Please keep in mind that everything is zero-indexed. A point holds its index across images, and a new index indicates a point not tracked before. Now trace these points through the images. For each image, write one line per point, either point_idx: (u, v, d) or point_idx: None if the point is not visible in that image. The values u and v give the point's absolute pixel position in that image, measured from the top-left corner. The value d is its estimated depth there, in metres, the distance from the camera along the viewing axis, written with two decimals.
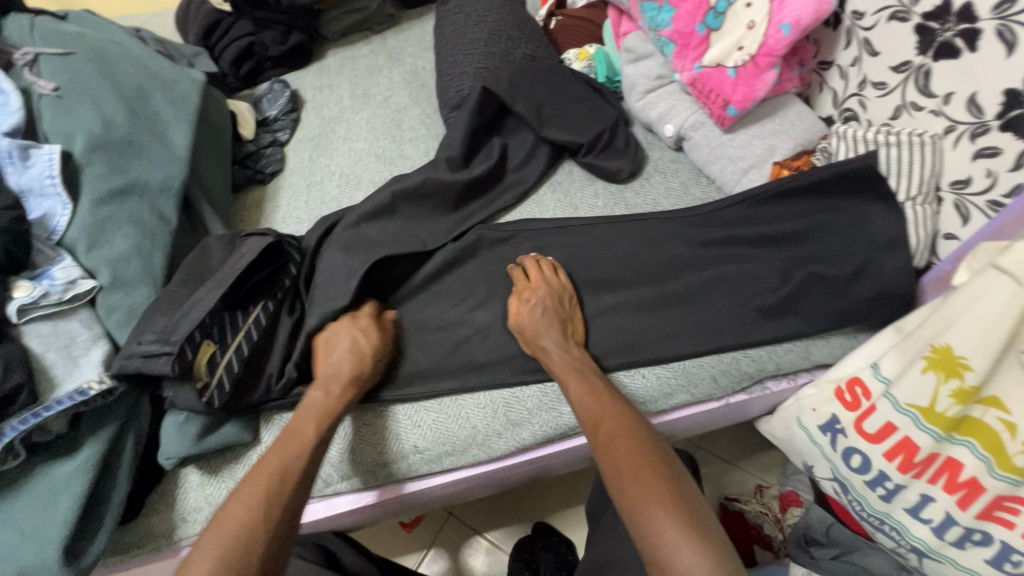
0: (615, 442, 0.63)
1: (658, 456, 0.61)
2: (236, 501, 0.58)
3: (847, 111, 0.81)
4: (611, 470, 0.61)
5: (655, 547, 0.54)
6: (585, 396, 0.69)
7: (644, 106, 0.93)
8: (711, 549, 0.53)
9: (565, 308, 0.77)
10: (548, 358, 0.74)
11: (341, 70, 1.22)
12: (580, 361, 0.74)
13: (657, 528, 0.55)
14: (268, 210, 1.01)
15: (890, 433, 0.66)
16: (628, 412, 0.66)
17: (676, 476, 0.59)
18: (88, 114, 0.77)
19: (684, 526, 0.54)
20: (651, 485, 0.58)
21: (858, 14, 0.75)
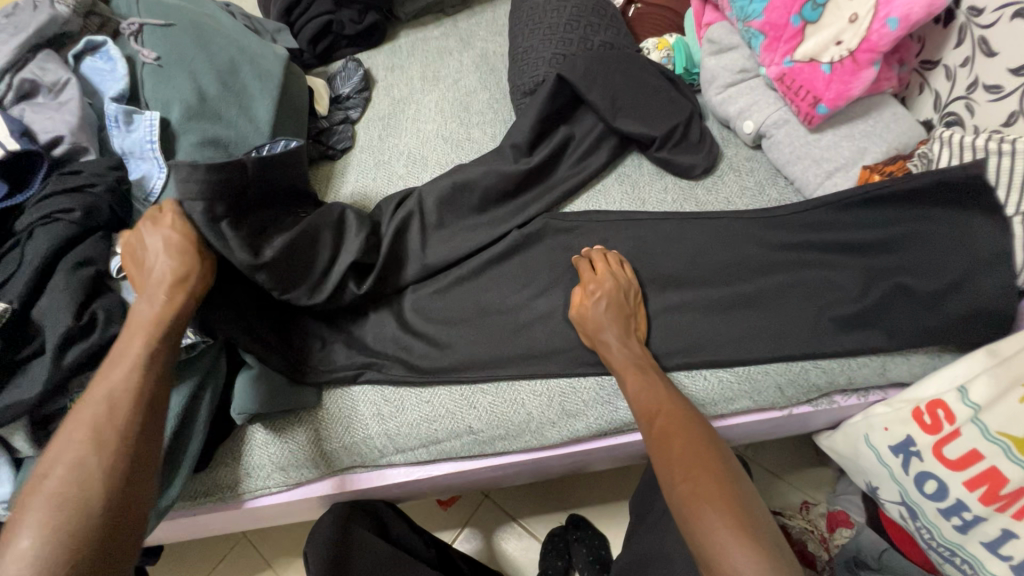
0: (669, 437, 0.62)
1: (714, 456, 0.59)
2: (63, 441, 0.52)
3: (951, 115, 0.76)
4: (663, 468, 0.60)
5: (706, 547, 0.52)
6: (641, 391, 0.68)
7: (724, 101, 0.89)
8: (769, 555, 0.50)
9: (629, 303, 0.76)
10: (607, 350, 0.73)
11: (413, 51, 1.23)
12: (640, 356, 0.73)
13: (709, 528, 0.53)
14: (337, 186, 1.04)
15: (975, 461, 0.62)
16: (689, 411, 0.65)
17: (728, 476, 0.57)
18: (185, 83, 0.81)
19: (737, 528, 0.52)
20: (703, 486, 0.56)
21: (976, 11, 0.69)
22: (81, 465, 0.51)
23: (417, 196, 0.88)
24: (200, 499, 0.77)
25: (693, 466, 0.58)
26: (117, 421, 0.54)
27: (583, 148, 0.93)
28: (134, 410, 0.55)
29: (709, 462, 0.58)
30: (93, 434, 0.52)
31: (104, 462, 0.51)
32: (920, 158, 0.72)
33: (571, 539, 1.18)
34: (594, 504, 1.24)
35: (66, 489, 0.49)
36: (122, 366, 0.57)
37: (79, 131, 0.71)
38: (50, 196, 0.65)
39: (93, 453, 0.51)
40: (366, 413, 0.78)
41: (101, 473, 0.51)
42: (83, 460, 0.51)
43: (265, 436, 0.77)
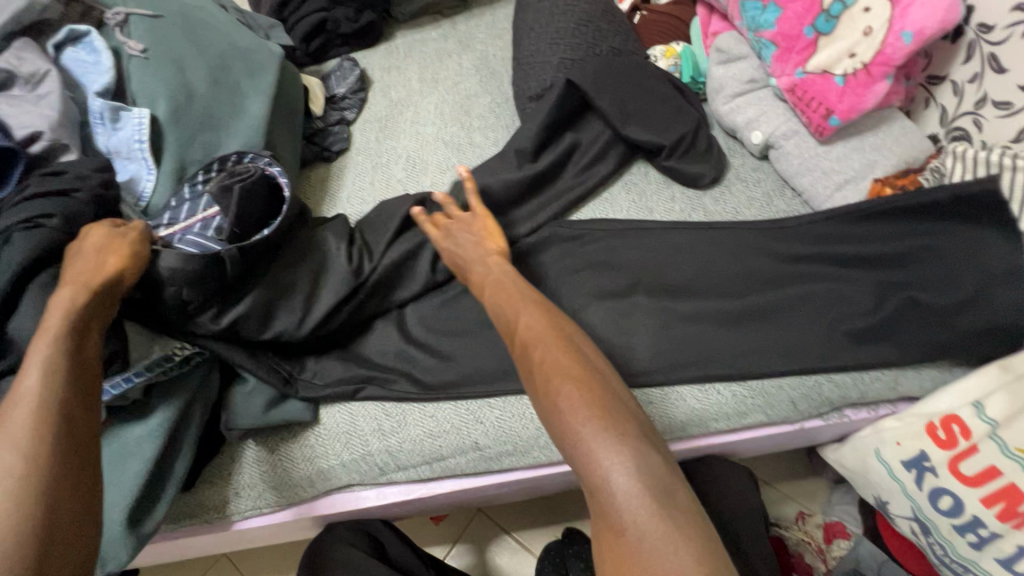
0: (538, 364, 0.52)
1: (605, 392, 0.49)
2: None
3: (958, 131, 0.77)
4: (548, 402, 0.49)
5: (590, 473, 0.45)
6: (523, 314, 0.56)
7: (732, 110, 0.89)
8: (645, 469, 0.44)
9: (478, 229, 0.71)
10: (474, 275, 0.66)
11: (409, 52, 1.20)
12: (480, 266, 0.66)
13: (592, 453, 0.45)
14: (333, 189, 1.00)
15: (993, 477, 0.62)
16: (556, 324, 0.55)
17: (603, 390, 0.49)
18: (175, 79, 0.77)
19: (616, 448, 0.45)
20: (591, 427, 0.46)
21: (986, 27, 0.70)
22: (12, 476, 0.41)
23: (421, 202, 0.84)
24: (185, 521, 0.72)
25: (569, 390, 0.49)
26: (40, 421, 0.44)
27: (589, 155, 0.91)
28: (76, 408, 0.46)
29: (586, 382, 0.49)
30: (28, 440, 0.42)
31: (61, 476, 0.43)
32: (932, 172, 0.73)
33: (568, 554, 1.12)
34: (591, 517, 1.22)
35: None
36: (33, 368, 0.46)
37: (60, 127, 0.66)
38: (32, 199, 0.60)
39: (28, 461, 0.42)
40: (366, 429, 0.74)
41: (30, 488, 0.41)
42: (28, 464, 0.42)
43: (257, 453, 0.73)
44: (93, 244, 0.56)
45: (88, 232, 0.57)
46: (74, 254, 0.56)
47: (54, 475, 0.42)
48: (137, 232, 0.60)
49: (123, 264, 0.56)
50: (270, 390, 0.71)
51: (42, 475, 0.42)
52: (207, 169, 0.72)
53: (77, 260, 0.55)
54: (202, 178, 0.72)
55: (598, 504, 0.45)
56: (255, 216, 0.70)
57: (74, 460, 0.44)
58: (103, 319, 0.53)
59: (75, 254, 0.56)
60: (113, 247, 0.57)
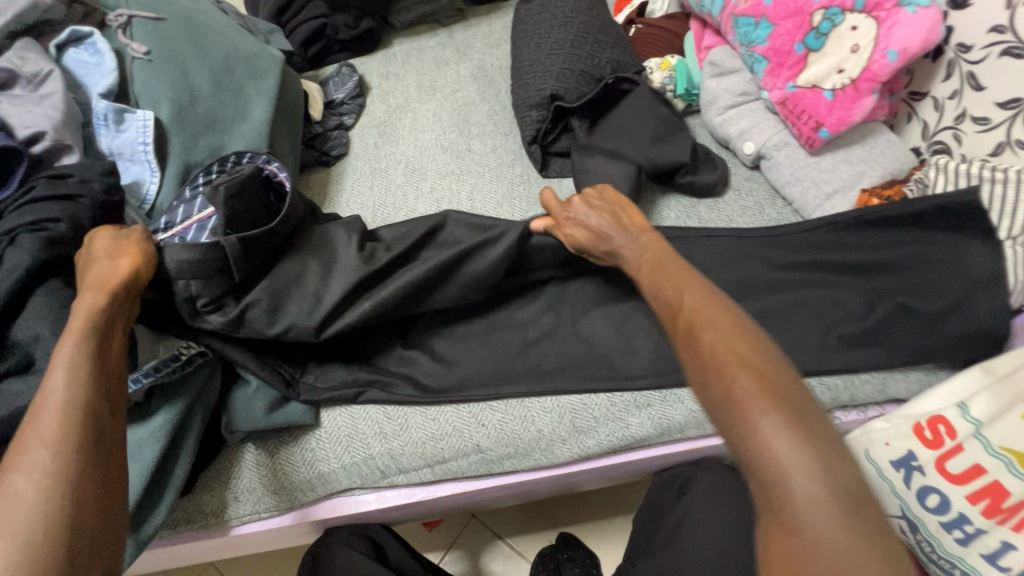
0: (714, 350, 0.49)
1: (798, 393, 0.45)
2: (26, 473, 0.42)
3: (939, 144, 0.80)
4: (722, 396, 0.47)
5: (762, 464, 0.43)
6: (703, 305, 0.53)
7: (725, 122, 0.92)
8: (832, 474, 0.41)
9: (611, 205, 0.71)
10: (620, 252, 0.67)
11: (407, 59, 1.21)
12: (624, 240, 0.67)
13: (768, 446, 0.43)
14: (333, 193, 1.00)
15: (978, 475, 0.65)
16: (735, 313, 0.52)
17: (792, 391, 0.46)
18: (178, 81, 0.77)
19: (807, 447, 0.42)
20: (789, 428, 0.43)
21: (965, 47, 0.74)
22: (40, 473, 0.42)
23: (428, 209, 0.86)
24: (182, 527, 0.71)
25: (751, 381, 0.46)
26: (67, 418, 0.44)
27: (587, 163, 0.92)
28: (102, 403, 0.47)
29: (780, 378, 0.46)
30: (54, 437, 0.43)
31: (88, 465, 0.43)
32: (915, 183, 0.76)
33: (562, 560, 1.15)
34: (586, 521, 1.22)
35: (23, 517, 0.40)
36: (59, 367, 0.47)
37: (63, 127, 0.65)
38: (38, 201, 0.59)
39: (56, 458, 0.42)
40: (367, 432, 0.74)
41: (56, 484, 0.41)
42: (55, 461, 0.42)
43: (258, 457, 0.73)
44: (103, 249, 0.56)
45: (97, 237, 0.58)
46: (89, 259, 0.56)
47: (80, 471, 0.43)
48: (144, 236, 0.61)
49: (138, 265, 0.56)
50: (271, 393, 0.71)
51: (70, 472, 0.42)
52: (207, 170, 0.71)
53: (92, 265, 0.55)
54: (203, 179, 0.71)
55: (769, 496, 0.42)
56: (252, 210, 0.68)
57: (98, 457, 0.44)
58: (124, 319, 0.54)
59: (90, 259, 0.56)
60: (124, 249, 0.57)
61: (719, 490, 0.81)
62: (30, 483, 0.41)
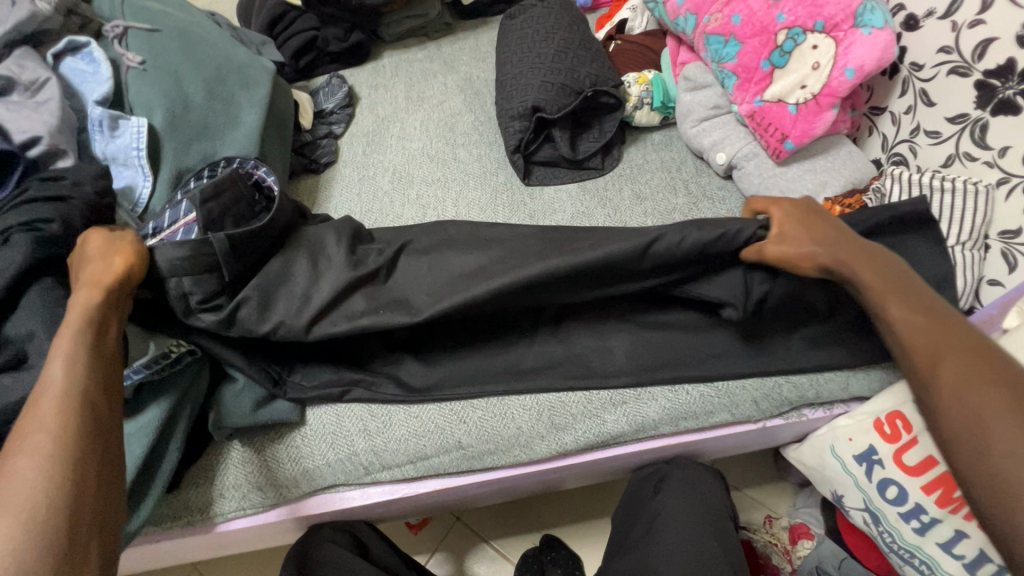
0: (937, 364, 0.56)
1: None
2: (25, 458, 0.44)
3: (896, 156, 0.85)
4: (994, 422, 0.51)
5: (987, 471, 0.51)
6: (911, 328, 0.59)
7: (698, 133, 0.96)
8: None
9: (828, 223, 0.67)
10: (842, 265, 0.64)
11: (396, 71, 1.25)
12: (836, 253, 0.64)
13: (994, 438, 0.51)
14: (321, 199, 1.03)
15: (931, 466, 0.70)
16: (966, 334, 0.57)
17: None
18: (172, 90, 0.80)
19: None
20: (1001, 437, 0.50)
21: (917, 66, 0.79)
22: (45, 455, 0.44)
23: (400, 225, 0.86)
24: (167, 523, 0.72)
25: (993, 414, 0.51)
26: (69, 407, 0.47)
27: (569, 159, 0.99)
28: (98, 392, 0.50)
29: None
30: (57, 425, 0.46)
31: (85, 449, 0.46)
32: (874, 193, 0.81)
33: (545, 561, 1.17)
34: (569, 523, 1.24)
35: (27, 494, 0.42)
36: (60, 360, 0.49)
37: (58, 132, 0.68)
38: (32, 202, 0.61)
39: (61, 442, 0.45)
40: (352, 430, 0.76)
41: (61, 466, 0.44)
42: (59, 445, 0.45)
43: (243, 454, 0.74)
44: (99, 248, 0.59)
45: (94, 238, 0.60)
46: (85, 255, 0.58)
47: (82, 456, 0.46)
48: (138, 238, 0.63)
49: (130, 266, 0.59)
50: (257, 390, 0.73)
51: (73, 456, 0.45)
52: (198, 175, 0.75)
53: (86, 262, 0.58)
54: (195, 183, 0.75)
55: (995, 498, 0.49)
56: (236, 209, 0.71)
57: (97, 445, 0.47)
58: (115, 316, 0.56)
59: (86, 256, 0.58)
60: (118, 250, 0.59)
61: (691, 487, 0.84)
62: (31, 465, 0.44)
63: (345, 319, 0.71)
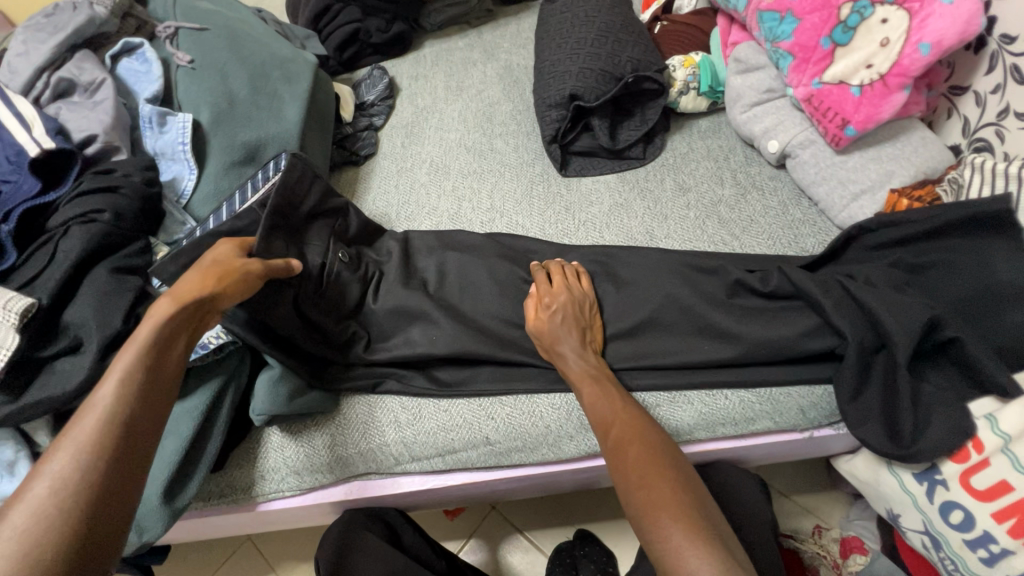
0: (624, 448, 0.61)
1: (666, 462, 0.59)
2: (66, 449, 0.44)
3: (980, 142, 0.76)
4: (620, 478, 0.60)
5: (665, 559, 0.51)
6: (596, 401, 0.67)
7: (748, 120, 0.90)
8: (725, 561, 0.49)
9: (586, 316, 0.75)
10: (563, 358, 0.72)
11: (437, 61, 1.25)
12: (588, 359, 0.72)
13: (660, 525, 0.53)
14: (361, 191, 1.05)
15: (1004, 492, 0.61)
16: (639, 421, 0.65)
17: (703, 506, 0.56)
18: (217, 87, 0.83)
19: (706, 547, 0.50)
20: (666, 510, 0.54)
21: (1009, 38, 0.69)
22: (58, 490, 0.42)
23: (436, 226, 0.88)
24: (213, 499, 0.76)
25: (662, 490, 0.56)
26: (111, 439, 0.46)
27: (608, 144, 0.94)
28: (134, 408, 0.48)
29: (677, 481, 0.57)
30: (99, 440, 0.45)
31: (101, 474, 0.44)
32: (949, 183, 0.72)
33: (577, 556, 1.15)
34: (603, 520, 1.22)
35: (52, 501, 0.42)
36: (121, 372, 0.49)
37: (112, 130, 0.72)
38: (84, 194, 0.66)
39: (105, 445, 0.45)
40: (383, 420, 0.78)
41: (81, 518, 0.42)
42: (79, 481, 0.43)
43: (282, 438, 0.77)
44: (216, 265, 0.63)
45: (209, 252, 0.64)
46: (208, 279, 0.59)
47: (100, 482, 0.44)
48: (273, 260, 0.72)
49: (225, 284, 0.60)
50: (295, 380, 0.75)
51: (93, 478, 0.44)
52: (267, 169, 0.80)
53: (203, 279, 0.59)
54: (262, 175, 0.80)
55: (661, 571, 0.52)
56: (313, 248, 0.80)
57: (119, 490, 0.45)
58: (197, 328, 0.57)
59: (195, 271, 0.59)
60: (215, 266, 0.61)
61: (733, 496, 0.77)
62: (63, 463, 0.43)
63: (403, 345, 0.78)
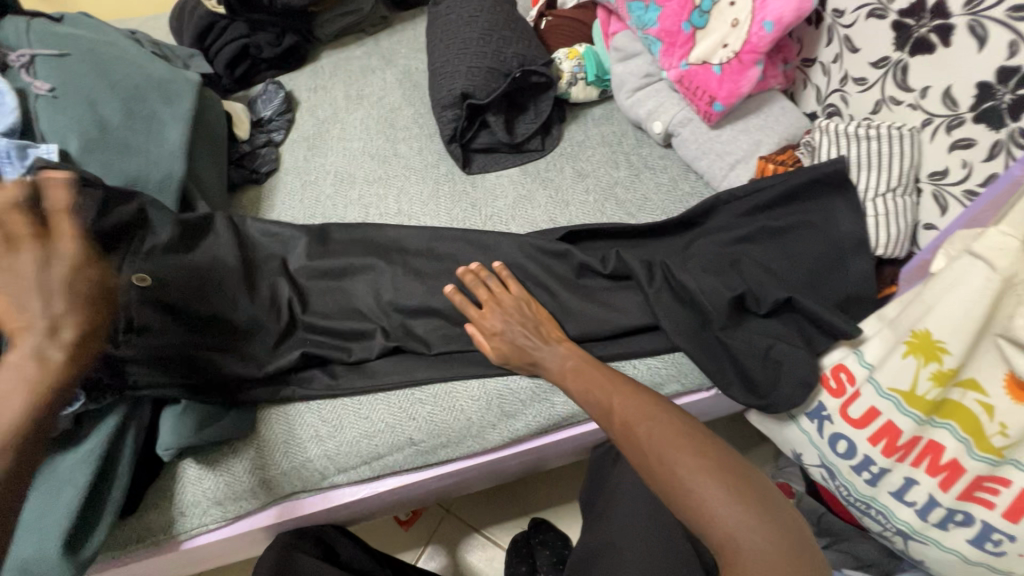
0: (633, 428, 0.63)
1: (676, 428, 0.61)
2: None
3: (830, 107, 0.83)
4: (636, 459, 0.61)
5: (703, 524, 0.56)
6: (590, 393, 0.68)
7: (634, 103, 0.95)
8: (758, 505, 0.55)
9: (529, 315, 0.76)
10: (540, 365, 0.73)
11: (335, 71, 1.23)
12: (555, 357, 0.72)
13: (695, 490, 0.56)
14: (264, 209, 1.02)
15: (874, 418, 0.67)
16: (637, 394, 0.66)
17: (730, 455, 0.59)
18: (85, 115, 0.79)
19: (736, 500, 0.55)
20: (695, 478, 0.57)
21: (839, 12, 0.77)
22: None
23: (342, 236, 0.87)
24: (130, 546, 0.72)
25: (679, 459, 0.58)
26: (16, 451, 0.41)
27: (506, 136, 0.97)
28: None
29: (699, 440, 0.60)
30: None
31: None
32: (805, 147, 0.80)
33: (535, 544, 1.17)
34: (556, 505, 1.25)
35: None
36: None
37: None
38: None
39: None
40: (304, 436, 0.76)
41: None
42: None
43: (198, 471, 0.74)
44: None
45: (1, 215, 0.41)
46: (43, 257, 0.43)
47: None
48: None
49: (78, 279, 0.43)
50: (201, 408, 0.72)
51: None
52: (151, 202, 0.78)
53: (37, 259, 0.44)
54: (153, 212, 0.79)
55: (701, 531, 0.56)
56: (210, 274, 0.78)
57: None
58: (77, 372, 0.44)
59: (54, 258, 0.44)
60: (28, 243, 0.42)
61: None
62: None
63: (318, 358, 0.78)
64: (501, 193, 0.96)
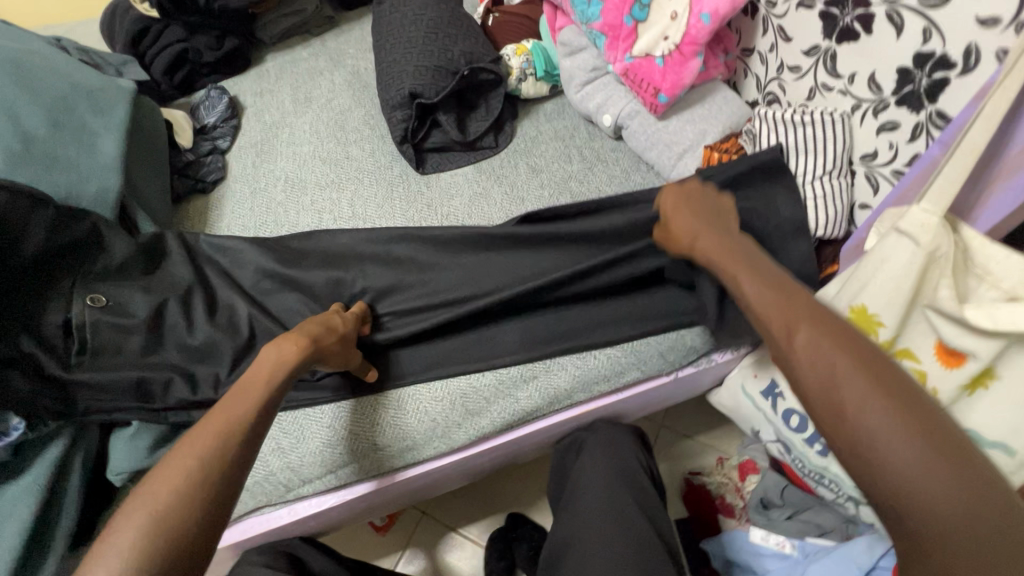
0: (788, 331, 0.44)
1: (870, 357, 0.40)
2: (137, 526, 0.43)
3: (770, 95, 0.86)
4: (805, 377, 0.41)
5: (887, 490, 0.37)
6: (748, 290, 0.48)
7: (583, 97, 0.96)
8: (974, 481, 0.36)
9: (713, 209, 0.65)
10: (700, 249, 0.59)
11: (281, 74, 1.20)
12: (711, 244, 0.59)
13: (886, 450, 0.36)
14: (212, 219, 0.99)
15: None
16: (820, 302, 0.45)
17: (978, 448, 0.37)
18: (7, 129, 0.75)
19: (953, 469, 0.35)
20: (898, 424, 0.37)
21: (771, 3, 0.79)
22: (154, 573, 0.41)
23: (294, 243, 0.85)
24: None
25: (866, 394, 0.38)
26: (212, 483, 0.46)
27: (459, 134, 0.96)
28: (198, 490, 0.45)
29: (915, 396, 0.38)
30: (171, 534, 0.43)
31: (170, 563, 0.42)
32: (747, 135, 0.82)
33: (512, 539, 1.18)
34: (532, 499, 1.26)
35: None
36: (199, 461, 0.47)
37: None
38: None
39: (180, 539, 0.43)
40: (264, 450, 0.75)
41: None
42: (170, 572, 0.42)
43: None
44: None
45: None
46: None
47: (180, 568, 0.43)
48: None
49: None
50: (155, 429, 0.71)
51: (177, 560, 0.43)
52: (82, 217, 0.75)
53: (313, 322, 0.66)
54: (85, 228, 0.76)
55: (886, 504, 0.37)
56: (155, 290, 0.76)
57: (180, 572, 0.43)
58: None
59: None
60: None
61: (613, 448, 0.84)
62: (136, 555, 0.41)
63: None
64: (456, 192, 0.96)
